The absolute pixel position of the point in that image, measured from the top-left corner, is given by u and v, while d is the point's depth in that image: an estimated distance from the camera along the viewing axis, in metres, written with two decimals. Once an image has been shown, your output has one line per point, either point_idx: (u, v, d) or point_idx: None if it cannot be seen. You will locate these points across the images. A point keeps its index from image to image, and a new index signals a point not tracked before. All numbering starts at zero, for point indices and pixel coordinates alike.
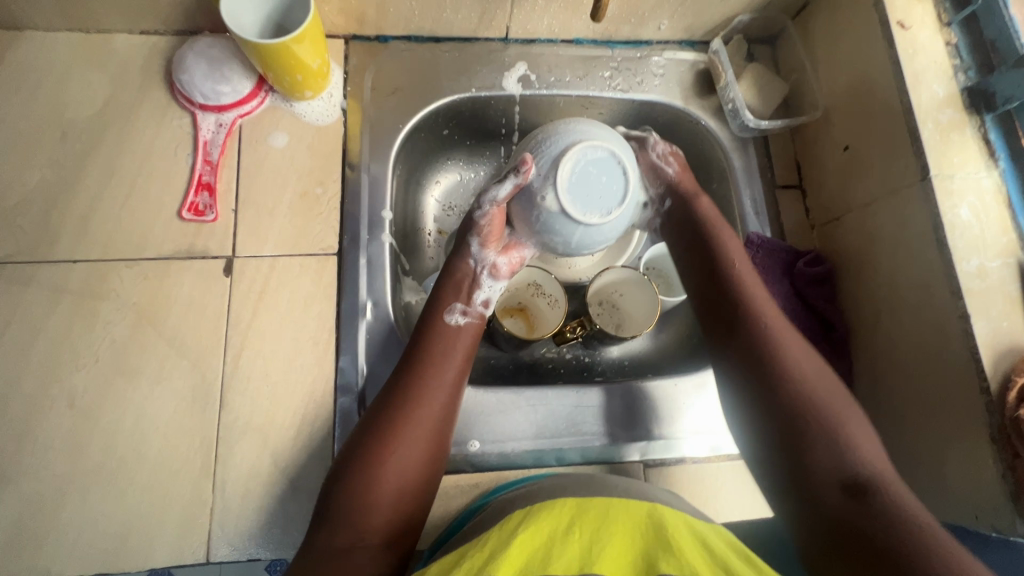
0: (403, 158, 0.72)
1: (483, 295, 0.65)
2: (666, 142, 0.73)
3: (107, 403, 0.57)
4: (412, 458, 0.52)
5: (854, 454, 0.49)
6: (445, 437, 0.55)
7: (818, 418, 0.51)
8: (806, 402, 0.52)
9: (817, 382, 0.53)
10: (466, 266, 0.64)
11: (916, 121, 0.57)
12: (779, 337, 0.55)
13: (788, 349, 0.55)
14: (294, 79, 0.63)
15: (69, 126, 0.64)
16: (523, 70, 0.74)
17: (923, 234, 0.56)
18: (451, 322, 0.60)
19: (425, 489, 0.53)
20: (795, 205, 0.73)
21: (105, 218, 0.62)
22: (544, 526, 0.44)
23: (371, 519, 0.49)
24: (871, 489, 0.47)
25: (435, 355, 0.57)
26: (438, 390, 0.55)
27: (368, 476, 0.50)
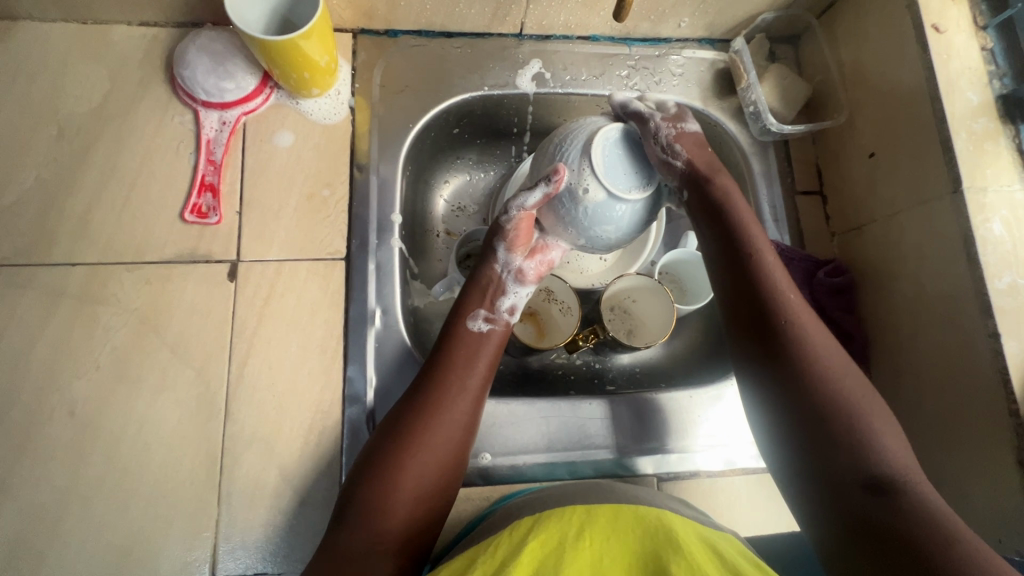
0: (412, 158, 0.70)
1: (508, 301, 0.60)
2: (671, 116, 0.58)
3: (109, 412, 0.55)
4: (432, 466, 0.50)
5: (879, 450, 0.45)
6: (466, 446, 0.54)
7: (844, 412, 0.46)
8: (830, 393, 0.47)
9: (843, 373, 0.48)
10: (491, 271, 0.60)
11: (949, 131, 0.55)
12: (804, 325, 0.50)
13: (813, 336, 0.49)
14: (301, 76, 0.61)
15: (66, 122, 0.61)
16: (537, 68, 0.71)
17: (952, 249, 0.54)
18: (474, 328, 0.58)
19: (443, 498, 0.52)
20: (815, 212, 0.71)
21: (103, 219, 0.60)
22: (555, 532, 0.43)
23: (387, 525, 0.48)
24: (898, 488, 0.43)
25: (457, 361, 0.55)
26: (461, 397, 0.53)
27: (385, 482, 0.49)
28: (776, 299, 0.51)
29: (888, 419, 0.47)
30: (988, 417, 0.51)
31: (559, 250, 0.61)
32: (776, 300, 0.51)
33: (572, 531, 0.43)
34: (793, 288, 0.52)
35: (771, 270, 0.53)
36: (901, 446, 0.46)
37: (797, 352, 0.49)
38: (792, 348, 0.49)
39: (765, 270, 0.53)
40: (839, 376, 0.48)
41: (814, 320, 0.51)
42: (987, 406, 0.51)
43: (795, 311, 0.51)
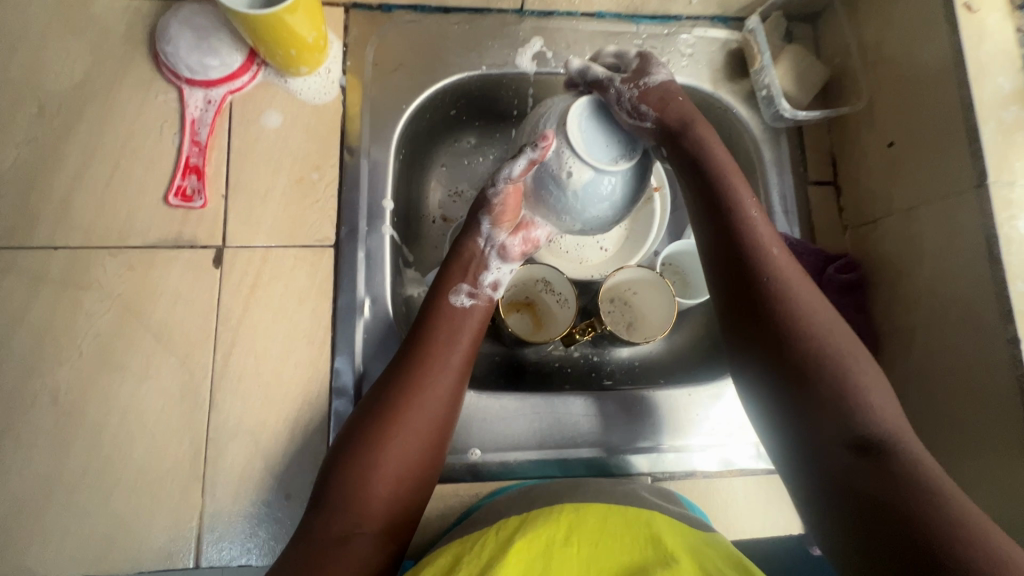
0: (406, 140, 0.67)
1: (490, 276, 0.59)
2: (632, 73, 0.56)
3: (92, 400, 0.54)
4: (414, 444, 0.49)
5: (865, 411, 0.43)
6: (449, 425, 0.52)
7: (832, 376, 0.44)
8: (814, 355, 0.45)
9: (828, 333, 0.46)
10: (474, 245, 0.59)
11: (977, 120, 0.51)
12: (794, 287, 0.47)
13: (796, 295, 0.47)
14: (288, 53, 0.58)
15: (46, 99, 0.59)
16: (538, 46, 0.68)
17: (974, 247, 0.51)
18: (457, 303, 0.56)
19: (427, 476, 0.50)
20: (828, 204, 0.67)
21: (85, 201, 0.58)
22: (541, 536, 0.41)
23: (370, 505, 0.47)
24: (886, 449, 0.41)
25: (441, 337, 0.53)
26: (443, 374, 0.52)
27: (368, 461, 0.47)
28: (762, 259, 0.49)
29: (880, 380, 0.45)
30: (1003, 426, 0.48)
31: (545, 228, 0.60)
32: (763, 261, 0.49)
33: (559, 536, 0.41)
34: (782, 249, 0.50)
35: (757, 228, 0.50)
36: (893, 409, 0.44)
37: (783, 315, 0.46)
38: (779, 310, 0.47)
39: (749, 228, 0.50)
40: (828, 337, 0.46)
41: (803, 282, 0.48)
42: (1002, 414, 0.48)
43: (782, 272, 0.48)
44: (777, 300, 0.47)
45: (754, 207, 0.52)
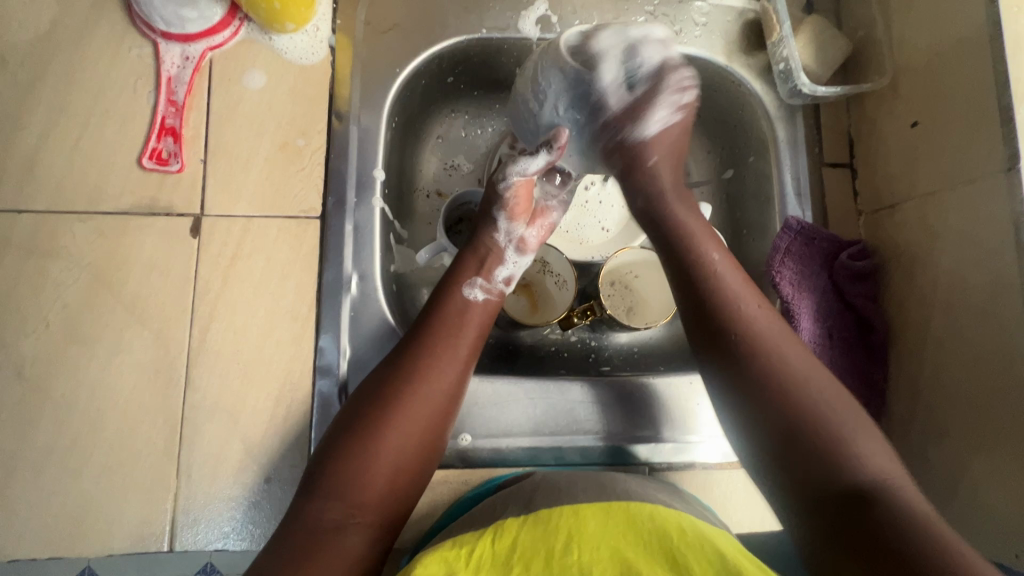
0: (399, 108, 0.63)
1: (506, 271, 0.57)
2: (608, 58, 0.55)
3: (59, 375, 0.51)
4: (415, 435, 0.47)
5: (854, 459, 0.41)
6: (452, 418, 0.49)
7: (811, 420, 0.43)
8: (803, 404, 0.44)
9: (813, 378, 0.45)
10: (492, 240, 0.57)
11: (1011, 98, 0.47)
12: (767, 336, 0.47)
13: (772, 342, 0.46)
14: (271, 7, 0.54)
15: (9, 50, 0.55)
16: (543, 9, 0.63)
17: (999, 234, 0.48)
18: (470, 296, 0.54)
19: (426, 468, 0.48)
20: (843, 187, 0.64)
21: (52, 162, 0.54)
22: (539, 554, 0.38)
23: (364, 495, 0.44)
24: (878, 496, 0.39)
25: (448, 326, 0.51)
26: (449, 365, 0.49)
27: (365, 450, 0.45)
28: (735, 308, 0.48)
29: (867, 428, 0.43)
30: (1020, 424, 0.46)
31: (556, 214, 0.62)
32: (737, 310, 0.48)
33: (559, 549, 0.38)
34: (756, 297, 0.50)
35: (729, 278, 0.50)
36: (885, 453, 0.42)
37: (762, 361, 0.46)
38: (756, 361, 0.46)
39: (721, 278, 0.50)
40: (808, 385, 0.44)
41: (779, 331, 0.48)
42: (1020, 412, 0.46)
43: (756, 322, 0.48)
44: (755, 350, 0.46)
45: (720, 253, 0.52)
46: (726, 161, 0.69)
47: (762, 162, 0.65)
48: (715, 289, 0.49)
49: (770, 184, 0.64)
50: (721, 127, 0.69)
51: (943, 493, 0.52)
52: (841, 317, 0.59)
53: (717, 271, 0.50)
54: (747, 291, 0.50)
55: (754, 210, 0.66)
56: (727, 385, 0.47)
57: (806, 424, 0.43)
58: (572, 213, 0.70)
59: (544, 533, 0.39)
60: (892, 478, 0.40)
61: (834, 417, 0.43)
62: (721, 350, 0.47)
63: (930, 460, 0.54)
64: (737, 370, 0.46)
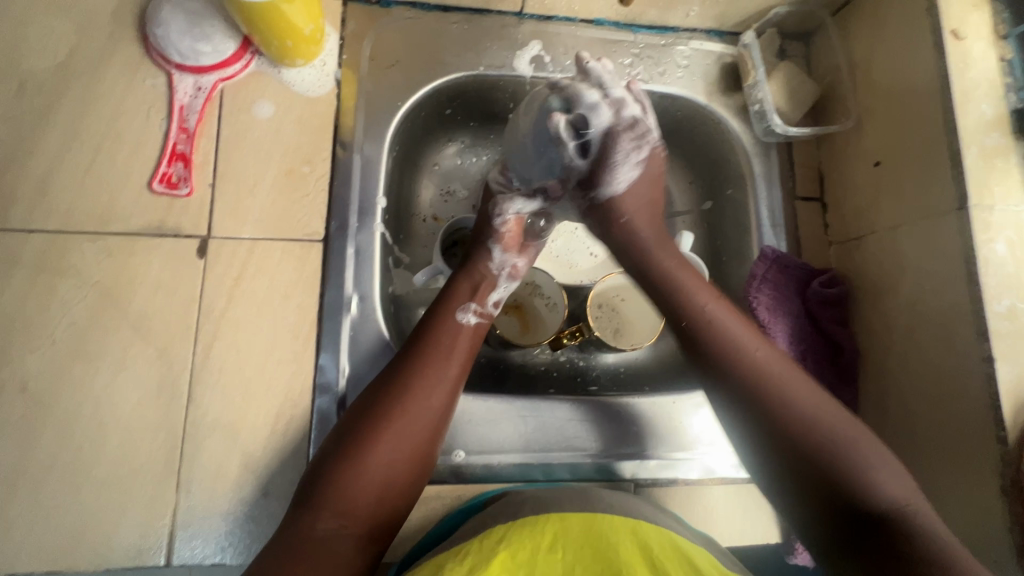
0: (400, 137, 0.66)
1: (496, 295, 0.61)
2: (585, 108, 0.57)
3: (64, 390, 0.52)
4: (405, 452, 0.49)
5: (874, 487, 0.44)
6: (440, 436, 0.52)
7: (825, 443, 0.46)
8: (826, 439, 0.46)
9: (824, 409, 0.47)
10: (487, 267, 0.61)
11: (960, 145, 0.52)
12: (771, 375, 0.49)
13: (779, 381, 0.49)
14: (283, 44, 0.57)
15: (28, 77, 0.57)
16: (536, 50, 0.68)
17: (952, 267, 0.52)
18: (464, 320, 0.56)
19: (415, 484, 0.50)
20: (814, 219, 0.68)
21: (65, 184, 0.56)
22: (524, 549, 0.43)
23: (355, 507, 0.46)
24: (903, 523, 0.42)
25: (440, 349, 0.53)
26: (439, 385, 0.51)
27: (354, 466, 0.47)
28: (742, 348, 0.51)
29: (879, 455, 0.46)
30: (973, 442, 0.50)
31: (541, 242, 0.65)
32: (740, 357, 0.50)
33: (545, 547, 0.43)
34: (756, 339, 0.52)
35: (747, 342, 0.51)
36: (894, 474, 0.45)
37: (789, 412, 0.47)
38: (760, 402, 0.48)
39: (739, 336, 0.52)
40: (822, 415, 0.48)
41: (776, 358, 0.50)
42: (973, 432, 0.50)
43: (759, 363, 0.50)
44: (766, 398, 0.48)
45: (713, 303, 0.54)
46: (705, 193, 0.74)
47: (739, 194, 0.70)
48: (710, 336, 0.52)
49: (747, 215, 0.69)
50: (702, 161, 0.74)
51: None
52: (814, 342, 0.63)
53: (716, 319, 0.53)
54: (750, 335, 0.52)
55: (733, 239, 0.71)
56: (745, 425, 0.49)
57: (815, 445, 0.46)
58: (562, 239, 0.74)
59: (531, 533, 0.44)
60: (910, 503, 0.43)
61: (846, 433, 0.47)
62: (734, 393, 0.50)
63: None
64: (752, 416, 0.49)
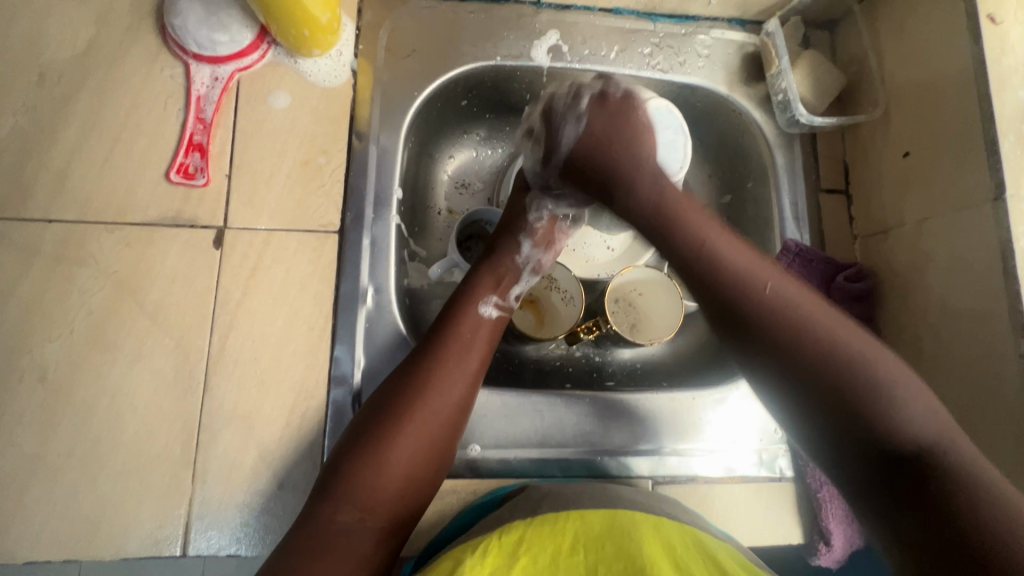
0: (416, 128, 0.66)
1: (518, 289, 0.60)
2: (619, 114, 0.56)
3: (82, 380, 0.52)
4: (426, 445, 0.48)
5: (905, 426, 0.40)
6: (460, 429, 0.51)
7: (859, 381, 0.42)
8: (856, 378, 0.42)
9: (851, 345, 0.43)
10: (512, 261, 0.60)
11: (996, 132, 0.50)
12: (796, 308, 0.45)
13: (806, 317, 0.45)
14: (300, 34, 0.57)
15: (47, 68, 0.57)
16: (554, 39, 0.67)
17: (987, 259, 0.51)
18: (485, 313, 0.56)
19: (436, 478, 0.49)
20: (839, 212, 0.67)
21: (84, 174, 0.56)
22: (547, 551, 0.43)
23: (376, 500, 0.46)
24: (935, 460, 0.38)
25: (461, 341, 0.53)
26: (459, 378, 0.51)
27: (376, 458, 0.46)
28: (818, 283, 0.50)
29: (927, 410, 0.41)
30: (1009, 441, 0.48)
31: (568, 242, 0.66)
32: (765, 292, 0.46)
33: (566, 549, 0.43)
34: (779, 276, 0.47)
35: (772, 280, 0.47)
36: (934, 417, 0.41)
37: (814, 354, 0.43)
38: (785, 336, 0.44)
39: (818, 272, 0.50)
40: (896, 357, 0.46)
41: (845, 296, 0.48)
42: (1009, 431, 0.48)
43: (784, 301, 0.46)
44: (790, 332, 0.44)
45: (726, 242, 0.50)
46: (725, 186, 0.73)
47: (761, 186, 0.68)
48: (726, 274, 0.48)
49: (769, 208, 0.67)
50: (722, 153, 0.72)
51: None
52: None
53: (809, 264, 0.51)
54: (772, 271, 0.48)
55: (754, 233, 0.69)
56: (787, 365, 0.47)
57: (849, 386, 0.42)
58: (579, 232, 0.72)
59: (552, 534, 0.44)
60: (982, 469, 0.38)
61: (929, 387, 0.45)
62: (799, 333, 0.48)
63: None
64: (770, 350, 0.45)
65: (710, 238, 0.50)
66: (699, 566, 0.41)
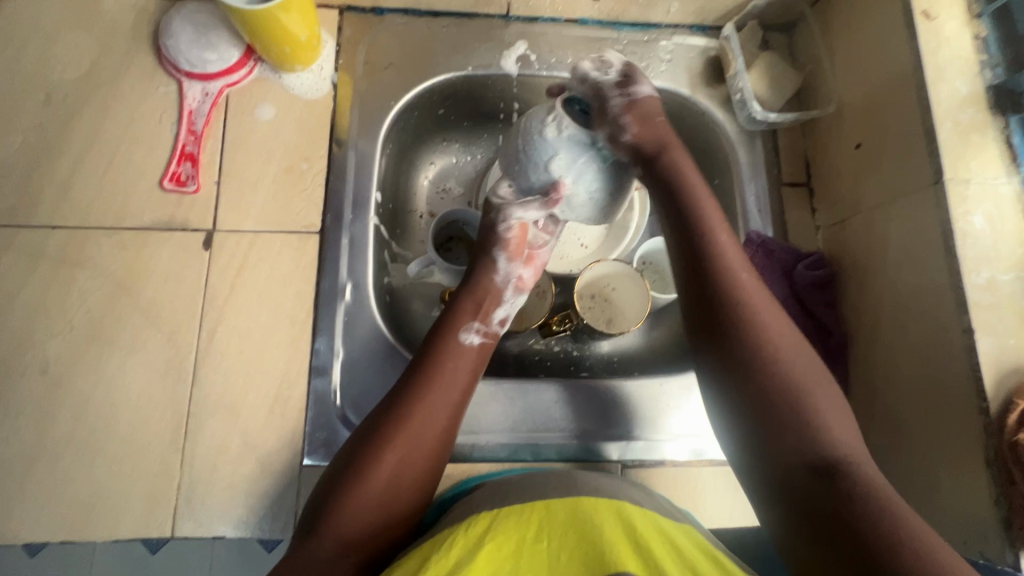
0: (394, 136, 0.70)
1: (501, 312, 0.61)
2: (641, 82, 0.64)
3: (80, 373, 0.56)
4: (409, 477, 0.50)
5: (829, 436, 0.47)
6: (442, 460, 0.52)
7: (778, 383, 0.48)
8: (784, 382, 0.48)
9: (800, 364, 0.50)
10: (491, 282, 0.62)
11: (934, 121, 0.53)
12: (752, 300, 0.52)
13: (753, 308, 0.51)
14: (282, 51, 0.62)
15: (53, 88, 0.63)
16: (522, 49, 0.71)
17: (931, 241, 0.53)
18: (467, 340, 0.58)
19: (418, 508, 0.51)
20: (801, 204, 0.69)
21: (84, 184, 0.61)
22: (511, 538, 0.44)
23: (354, 533, 0.47)
24: (843, 471, 0.45)
25: (441, 374, 0.54)
26: (439, 411, 0.52)
27: (355, 491, 0.48)
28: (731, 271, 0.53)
29: (838, 406, 0.49)
30: (957, 415, 0.50)
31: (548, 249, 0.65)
32: (721, 263, 0.54)
33: (530, 535, 0.44)
34: (746, 265, 0.55)
35: (740, 272, 0.54)
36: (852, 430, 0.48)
37: (756, 362, 0.49)
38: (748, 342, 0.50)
39: (726, 271, 0.53)
40: (791, 359, 0.49)
41: (759, 290, 0.53)
42: (956, 405, 0.50)
43: (729, 273, 0.53)
44: (736, 314, 0.51)
45: (723, 232, 0.56)
46: None
47: (726, 182, 0.71)
48: (710, 249, 0.54)
49: (734, 201, 0.70)
50: (689, 151, 0.76)
51: (900, 491, 0.55)
52: (802, 324, 0.63)
53: (720, 250, 0.54)
54: (746, 268, 0.54)
55: None
56: (706, 368, 0.52)
57: (776, 396, 0.48)
58: None
59: (518, 525, 0.45)
60: (857, 457, 0.46)
61: (789, 376, 0.49)
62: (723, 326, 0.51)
63: (885, 456, 0.57)
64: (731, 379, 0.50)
65: (703, 210, 0.57)
66: (665, 556, 0.42)
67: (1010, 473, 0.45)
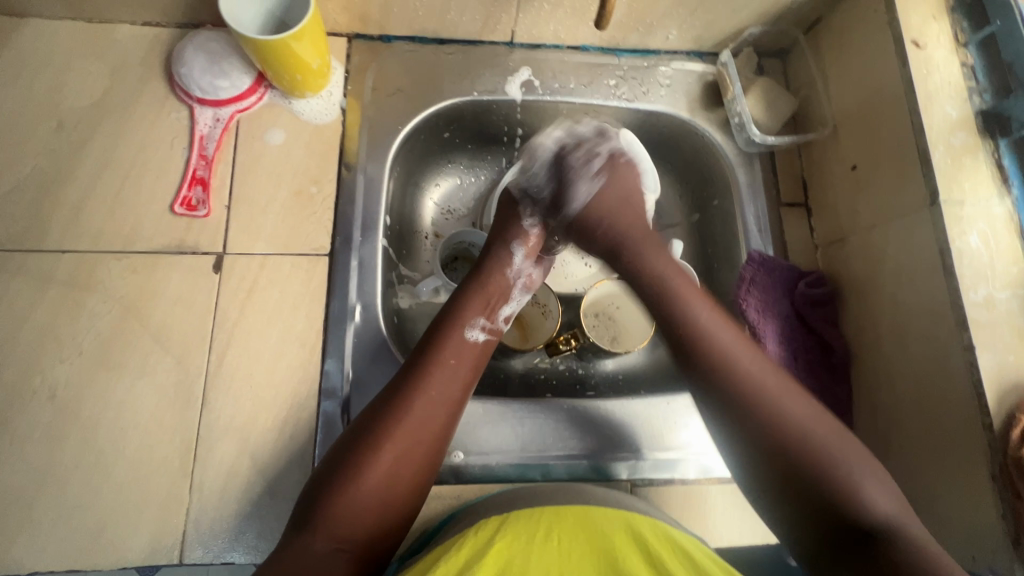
0: (402, 159, 0.71)
1: (507, 310, 0.62)
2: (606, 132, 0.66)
3: (88, 398, 0.56)
4: (406, 473, 0.50)
5: (864, 496, 0.46)
6: (440, 457, 0.52)
7: (805, 458, 0.48)
8: (811, 450, 0.48)
9: (818, 429, 0.49)
10: (502, 277, 0.62)
11: (927, 144, 0.55)
12: (765, 388, 0.50)
13: (761, 387, 0.50)
14: (294, 78, 0.63)
15: (66, 115, 0.63)
16: (526, 75, 0.73)
17: (929, 260, 0.54)
18: (473, 335, 0.57)
19: (413, 504, 0.51)
20: (799, 223, 0.71)
21: (95, 209, 0.61)
22: (522, 536, 0.44)
23: (348, 528, 0.47)
24: (890, 535, 0.44)
25: (444, 369, 0.53)
26: (440, 409, 0.52)
27: (352, 486, 0.48)
28: (724, 349, 0.52)
29: (865, 461, 0.48)
30: (961, 430, 0.51)
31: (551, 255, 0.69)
32: (718, 356, 0.52)
33: (540, 534, 0.44)
34: (734, 330, 0.54)
35: (725, 336, 0.53)
36: (887, 490, 0.47)
37: (777, 435, 0.49)
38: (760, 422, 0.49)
39: (706, 333, 0.53)
40: (804, 425, 0.49)
41: (766, 372, 0.51)
42: (959, 419, 0.51)
43: (731, 364, 0.52)
44: (751, 412, 0.50)
45: (705, 310, 0.55)
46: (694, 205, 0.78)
47: (726, 202, 0.73)
48: (701, 343, 0.53)
49: (734, 221, 0.72)
50: (689, 173, 0.77)
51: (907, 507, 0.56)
52: (805, 341, 0.64)
53: (701, 324, 0.54)
54: (731, 333, 0.54)
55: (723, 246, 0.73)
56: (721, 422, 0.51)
57: (806, 466, 0.48)
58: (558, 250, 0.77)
59: (528, 525, 0.45)
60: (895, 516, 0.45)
61: (813, 449, 0.48)
62: (727, 416, 0.51)
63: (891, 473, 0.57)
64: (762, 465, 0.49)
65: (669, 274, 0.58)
66: (677, 567, 0.42)
67: (1016, 488, 0.46)
